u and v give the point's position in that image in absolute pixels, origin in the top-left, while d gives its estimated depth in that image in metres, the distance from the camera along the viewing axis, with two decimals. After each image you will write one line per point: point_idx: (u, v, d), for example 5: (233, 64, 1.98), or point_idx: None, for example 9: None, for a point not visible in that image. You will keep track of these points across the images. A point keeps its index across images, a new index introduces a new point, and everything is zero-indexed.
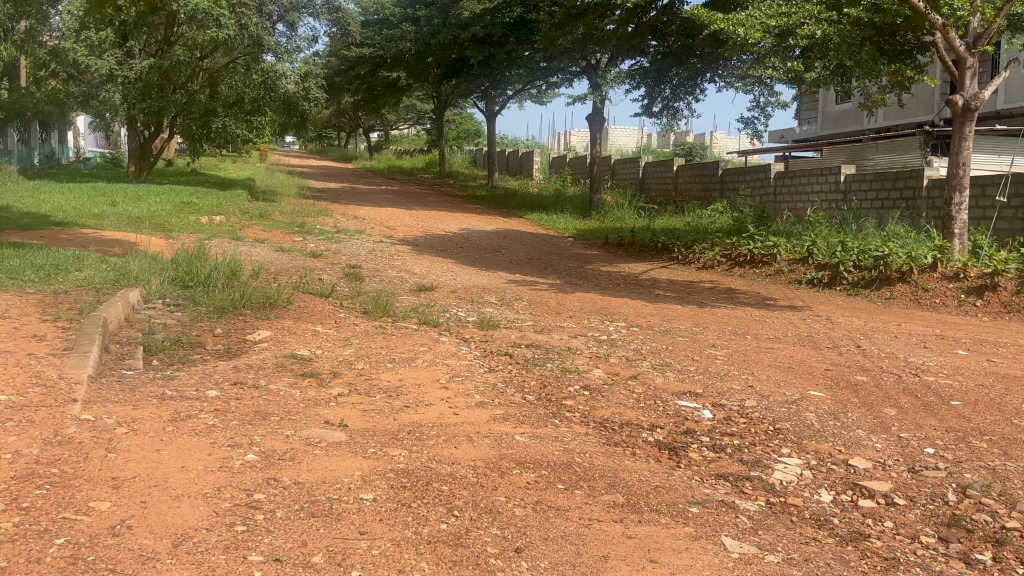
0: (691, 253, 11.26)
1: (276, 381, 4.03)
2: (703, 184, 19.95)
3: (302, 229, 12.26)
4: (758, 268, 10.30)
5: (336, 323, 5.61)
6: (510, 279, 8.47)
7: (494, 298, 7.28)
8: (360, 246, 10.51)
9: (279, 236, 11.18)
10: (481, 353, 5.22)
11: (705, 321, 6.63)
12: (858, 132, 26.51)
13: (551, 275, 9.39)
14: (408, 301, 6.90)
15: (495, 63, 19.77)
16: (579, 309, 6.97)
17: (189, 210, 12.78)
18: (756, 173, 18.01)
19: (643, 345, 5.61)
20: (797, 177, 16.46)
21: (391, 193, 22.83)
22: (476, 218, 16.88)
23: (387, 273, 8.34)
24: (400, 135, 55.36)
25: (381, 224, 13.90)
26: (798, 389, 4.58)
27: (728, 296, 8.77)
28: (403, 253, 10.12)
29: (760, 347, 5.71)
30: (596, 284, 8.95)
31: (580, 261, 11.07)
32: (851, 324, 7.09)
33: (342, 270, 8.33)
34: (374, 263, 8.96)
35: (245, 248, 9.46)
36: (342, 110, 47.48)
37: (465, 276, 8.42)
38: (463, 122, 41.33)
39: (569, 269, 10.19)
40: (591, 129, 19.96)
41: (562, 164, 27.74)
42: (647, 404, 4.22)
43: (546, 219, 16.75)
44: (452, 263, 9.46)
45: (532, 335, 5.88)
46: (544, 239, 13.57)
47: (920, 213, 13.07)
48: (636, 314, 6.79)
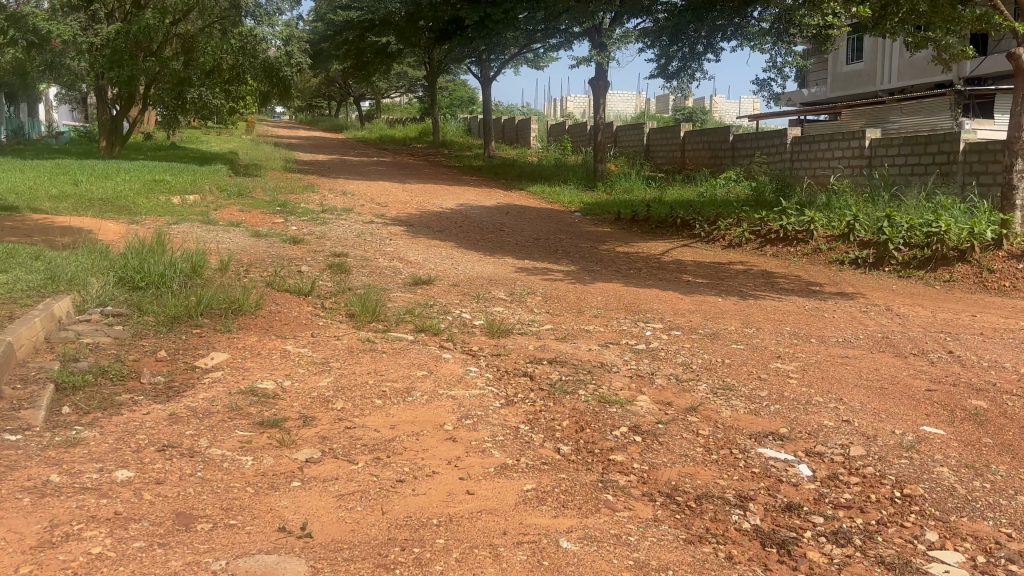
0: (714, 229, 10.16)
1: (220, 440, 2.97)
2: (713, 152, 18.83)
3: (284, 209, 11.15)
4: (792, 246, 9.22)
5: (312, 337, 4.55)
6: (518, 266, 7.41)
7: (503, 293, 6.23)
8: (347, 228, 9.45)
9: (257, 218, 10.10)
10: (494, 376, 4.17)
11: (755, 320, 5.58)
12: (871, 94, 25.38)
13: (563, 259, 8.33)
14: (401, 299, 5.85)
15: (490, 24, 18.53)
16: (604, 305, 5.92)
17: (160, 189, 11.67)
18: (771, 138, 16.87)
19: (693, 358, 4.56)
20: (817, 142, 15.35)
21: (383, 164, 21.67)
22: (473, 191, 15.76)
23: (378, 262, 7.28)
24: (392, 103, 53.90)
25: (371, 201, 12.80)
26: (907, 424, 3.53)
27: (765, 281, 7.74)
28: (395, 236, 9.04)
29: (832, 357, 4.66)
30: (615, 269, 7.90)
31: (592, 240, 10.00)
32: (924, 318, 6.05)
33: (325, 260, 7.26)
34: (363, 250, 7.90)
35: (217, 235, 8.39)
36: (331, 78, 46.06)
37: (467, 264, 7.38)
38: (456, 89, 39.97)
39: (580, 250, 9.13)
40: (593, 94, 18.76)
41: (561, 132, 26.54)
42: (721, 455, 3.18)
43: (549, 192, 15.62)
44: (451, 248, 8.41)
45: (552, 344, 4.83)
46: (549, 216, 12.48)
47: (957, 180, 12.00)
48: (672, 312, 5.74)
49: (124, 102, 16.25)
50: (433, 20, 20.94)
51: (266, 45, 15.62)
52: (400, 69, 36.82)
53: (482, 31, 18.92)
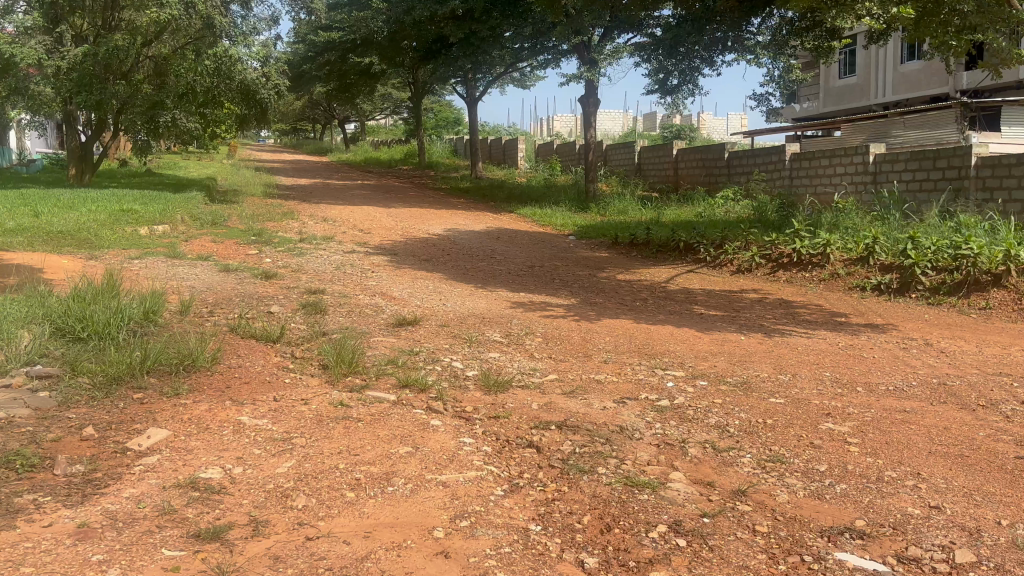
0: (720, 253, 9.51)
1: (138, 571, 2.24)
2: (708, 170, 18.26)
3: (259, 238, 10.43)
4: (806, 271, 8.57)
5: (276, 401, 3.82)
6: (513, 301, 6.71)
7: (498, 335, 5.53)
8: (325, 259, 8.74)
9: (229, 250, 9.38)
10: (494, 448, 3.46)
11: (788, 364, 4.89)
12: (866, 108, 24.96)
13: (562, 290, 7.64)
14: (384, 345, 5.14)
15: (476, 42, 17.96)
16: (613, 348, 5.22)
17: (127, 220, 10.95)
18: (768, 155, 16.30)
19: (728, 417, 3.86)
20: (817, 159, 14.80)
21: (368, 187, 21.00)
22: (462, 215, 15.08)
23: (358, 299, 6.56)
24: (376, 125, 53.37)
25: (353, 228, 12.10)
26: (1012, 512, 2.84)
27: (785, 312, 7.06)
28: (378, 267, 8.33)
29: (890, 413, 3.98)
30: (620, 301, 7.22)
31: (590, 268, 9.33)
32: (973, 356, 5.39)
33: (298, 298, 6.54)
34: (343, 284, 7.21)
35: (182, 271, 7.66)
36: (314, 100, 45.51)
37: (457, 300, 6.68)
38: (441, 110, 39.44)
39: (578, 279, 8.44)
40: (584, 113, 18.19)
41: (550, 151, 25.97)
42: (792, 569, 2.47)
43: (540, 214, 14.96)
44: (441, 280, 7.72)
45: (559, 401, 4.12)
46: (542, 240, 11.82)
47: (970, 196, 11.43)
48: (692, 354, 5.05)
49: (94, 127, 15.50)
50: (416, 39, 20.38)
51: (243, 65, 14.95)
52: (383, 91, 36.29)
53: (468, 49, 18.34)
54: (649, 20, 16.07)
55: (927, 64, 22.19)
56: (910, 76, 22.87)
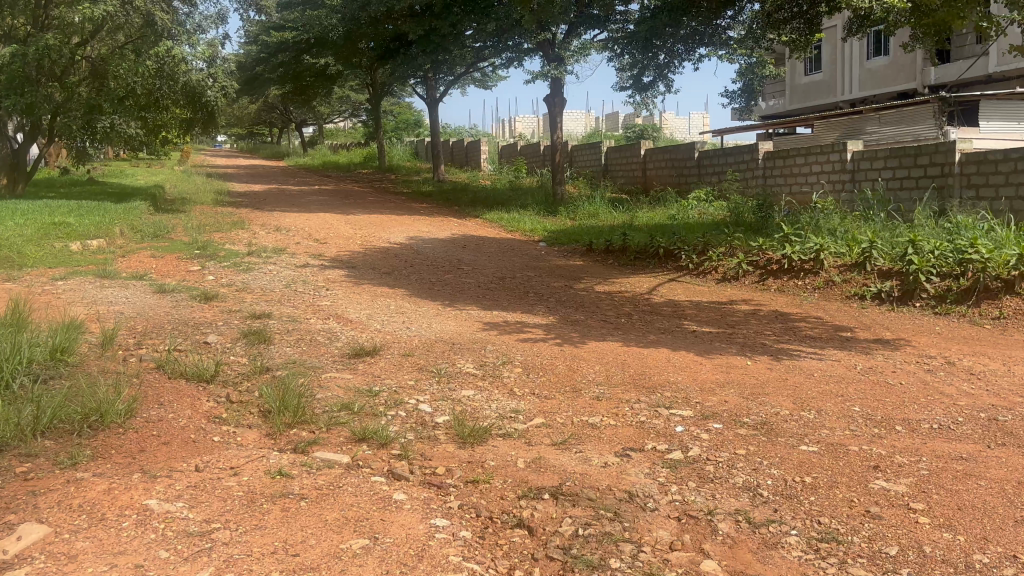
0: (702, 259, 8.89)
1: None
2: (678, 170, 17.70)
3: (203, 252, 9.59)
4: (798, 278, 7.97)
5: (197, 472, 3.05)
6: (485, 322, 5.98)
7: (471, 366, 4.80)
8: (275, 275, 7.95)
9: (168, 268, 8.53)
10: (474, 532, 2.73)
11: (809, 396, 4.22)
12: (832, 105, 24.67)
13: (537, 306, 6.94)
14: (337, 385, 4.37)
15: (437, 39, 17.19)
16: (605, 379, 4.52)
17: (58, 234, 10.03)
18: (740, 154, 15.77)
19: (758, 474, 3.17)
20: (792, 157, 14.32)
21: (325, 193, 20.15)
22: (424, 220, 14.32)
23: (309, 324, 5.81)
24: (335, 128, 52.28)
25: (307, 238, 11.30)
26: None
27: (783, 327, 6.42)
28: (333, 283, 7.56)
29: (948, 461, 3.31)
30: (602, 317, 6.54)
31: (566, 279, 8.63)
32: (1007, 378, 4.78)
33: (241, 323, 5.77)
34: (293, 306, 6.42)
35: (110, 293, 6.81)
36: (270, 104, 44.35)
37: (423, 322, 5.93)
38: (401, 112, 38.56)
39: (553, 292, 7.75)
40: (549, 112, 17.52)
41: (513, 153, 25.32)
42: None
43: (507, 219, 14.27)
44: (403, 297, 6.97)
45: (549, 456, 3.40)
46: (512, 248, 11.12)
47: (955, 194, 10.96)
48: (696, 387, 4.36)
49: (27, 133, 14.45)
50: (373, 38, 19.55)
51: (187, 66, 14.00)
52: (341, 94, 35.33)
53: (428, 47, 17.56)
54: (616, 16, 15.44)
55: (893, 60, 21.94)
56: (876, 72, 22.62)
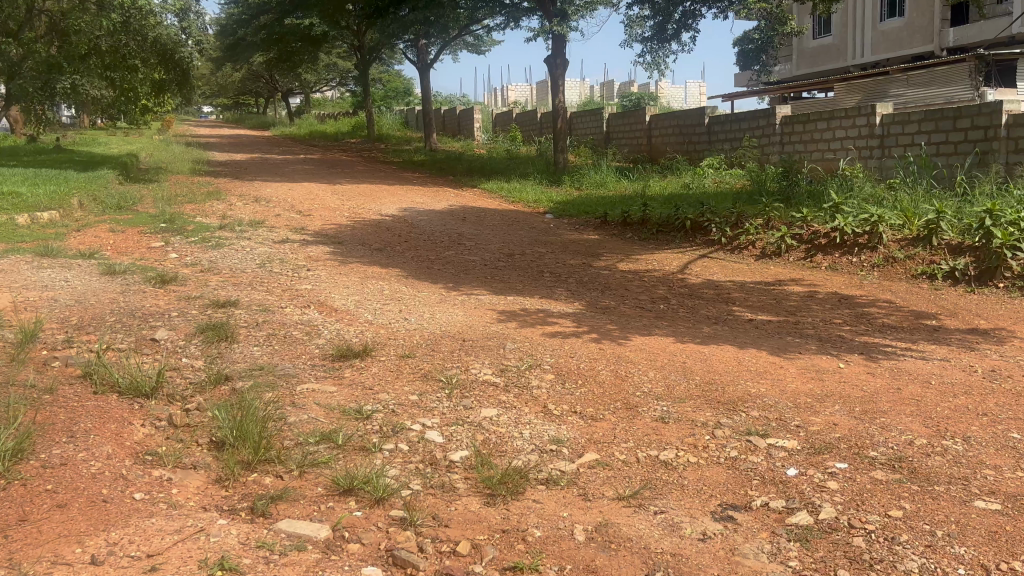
0: (736, 231, 7.86)
1: None
2: (685, 137, 16.63)
3: (169, 226, 8.47)
4: (851, 253, 6.95)
5: (94, 568, 2.00)
6: (498, 310, 4.92)
7: (489, 372, 3.75)
8: (248, 252, 6.87)
9: (126, 245, 7.41)
10: None
11: (942, 416, 3.19)
12: (842, 70, 23.57)
13: (556, 289, 5.90)
14: (315, 403, 3.31)
15: None
16: (665, 390, 3.48)
17: (4, 205, 8.87)
18: (754, 118, 14.70)
19: (937, 557, 2.13)
20: (815, 121, 13.28)
21: (310, 162, 18.99)
22: (416, 190, 13.22)
23: (283, 314, 4.73)
24: (322, 98, 50.82)
25: (288, 210, 10.18)
26: None
27: (852, 313, 5.37)
28: (314, 262, 6.48)
29: None
30: (635, 303, 5.49)
31: (582, 255, 7.57)
32: None
33: (200, 314, 4.70)
34: (267, 292, 5.34)
35: (47, 274, 5.69)
36: (255, 72, 42.88)
37: (423, 312, 4.86)
38: (390, 80, 37.18)
39: (571, 272, 6.71)
40: (549, 75, 16.36)
41: (508, 120, 24.17)
42: None
43: (507, 188, 13.19)
44: (398, 279, 5.89)
45: (619, 521, 2.36)
46: (515, 220, 10.05)
47: (1004, 159, 9.94)
48: (789, 403, 3.31)
49: None
50: None
51: (156, 19, 12.70)
52: (328, 60, 33.92)
53: (420, 3, 16.28)
54: None
55: (910, 21, 20.82)
56: (890, 34, 21.51)
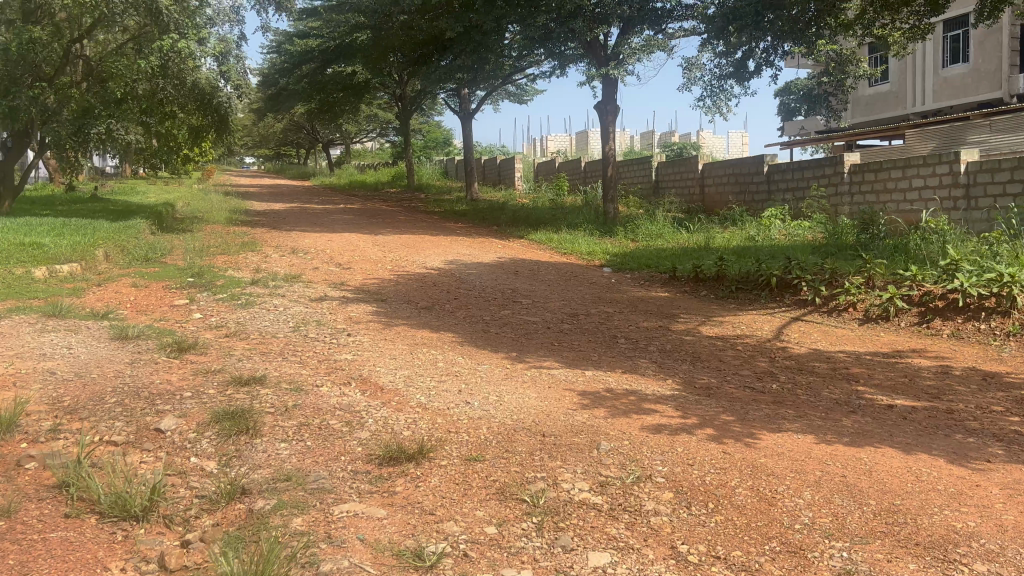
0: (830, 290, 6.90)
1: None
2: (741, 186, 15.75)
3: (196, 281, 7.73)
4: (975, 318, 5.97)
5: None
6: (579, 392, 4.01)
7: (587, 487, 2.85)
8: (279, 312, 6.06)
9: (147, 303, 6.66)
10: None
11: None
12: (901, 118, 22.60)
13: (639, 360, 4.99)
14: (358, 538, 2.42)
15: (478, 37, 15.32)
16: (835, 523, 2.55)
17: (23, 257, 8.21)
18: (820, 167, 13.79)
19: None
20: (889, 169, 12.34)
21: (350, 212, 18.41)
22: (461, 241, 12.45)
23: (316, 395, 3.87)
24: (362, 149, 50.90)
25: (325, 263, 9.43)
26: None
27: (1010, 396, 4.39)
28: (354, 324, 5.65)
29: None
30: (739, 381, 4.55)
31: (656, 316, 6.67)
32: None
33: (217, 394, 3.87)
34: (299, 364, 4.49)
35: (48, 339, 4.91)
36: (296, 123, 43.00)
37: (488, 392, 3.96)
38: (430, 130, 36.92)
39: (649, 338, 5.80)
40: (600, 121, 15.62)
41: (551, 170, 23.53)
42: None
43: (558, 239, 12.39)
44: (453, 347, 5.02)
45: None
46: (572, 273, 9.20)
47: None
48: (1019, 550, 2.36)
49: (14, 140, 12.74)
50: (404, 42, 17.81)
51: (195, 62, 12.15)
52: (369, 110, 33.79)
53: (467, 47, 15.66)
54: (675, 11, 13.62)
55: (975, 66, 19.87)
56: (954, 80, 20.57)
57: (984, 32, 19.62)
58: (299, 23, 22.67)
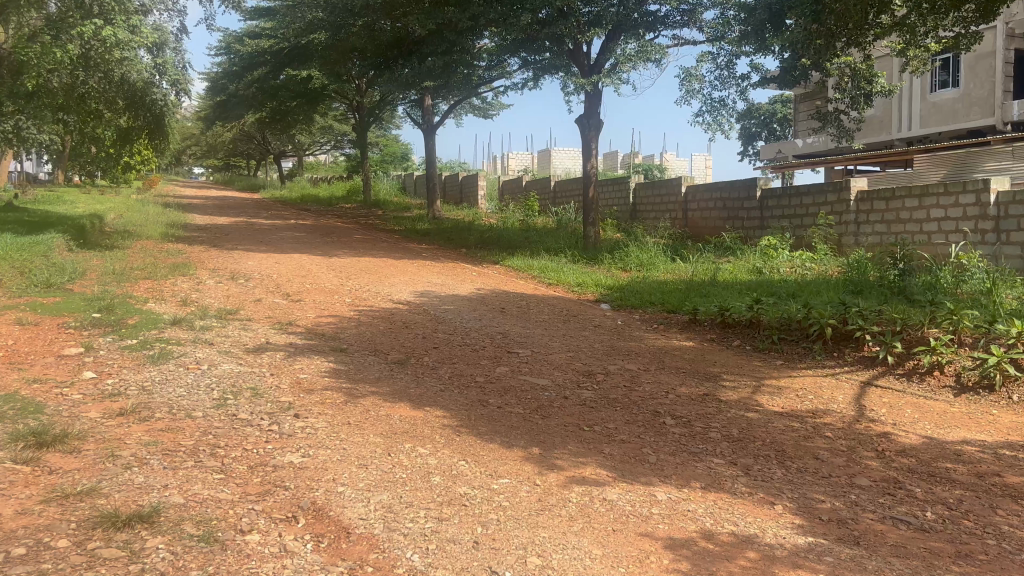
0: (906, 350, 5.53)
1: None
2: (731, 213, 14.49)
3: (103, 318, 6.08)
4: None
5: None
6: (663, 542, 2.52)
7: None
8: (201, 373, 4.46)
9: (26, 353, 4.99)
10: None
11: None
12: (886, 143, 21.65)
13: (712, 464, 3.51)
14: None
15: (451, 36, 13.90)
16: None
17: None
18: (822, 193, 12.59)
19: None
20: (906, 197, 11.13)
21: (302, 229, 16.73)
22: (428, 267, 10.93)
23: (241, 559, 2.32)
24: (317, 162, 49.07)
25: (271, 294, 7.83)
26: None
27: None
28: (299, 395, 4.09)
29: None
30: (873, 506, 3.11)
31: (695, 380, 5.22)
32: None
33: (68, 551, 2.29)
34: (219, 480, 2.92)
35: None
36: (248, 133, 41.16)
37: (521, 546, 2.45)
38: (389, 144, 35.36)
39: (700, 419, 4.33)
40: (580, 137, 14.21)
41: (518, 189, 22.12)
42: None
43: (539, 267, 10.96)
44: (448, 439, 3.49)
45: None
46: (566, 311, 7.74)
47: None
48: None
49: None
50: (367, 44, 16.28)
51: (123, 53, 10.16)
52: (324, 123, 32.14)
53: (439, 48, 14.21)
54: (670, 17, 12.42)
55: (965, 92, 18.97)
56: (942, 106, 19.65)
57: (975, 56, 18.74)
58: (251, 23, 21.02)
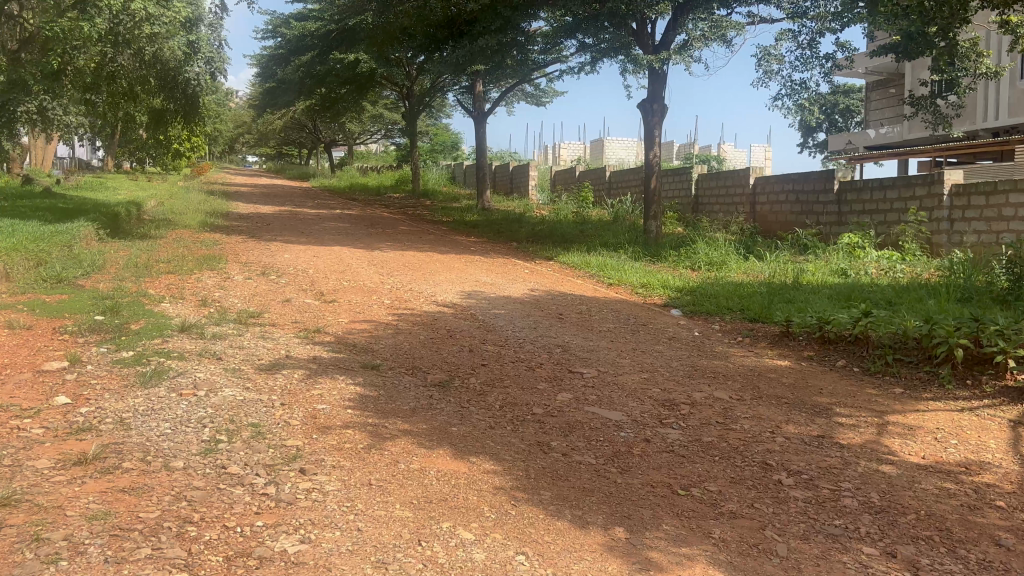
0: None
1: None
2: (804, 207, 13.31)
3: (106, 322, 5.28)
4: None
5: None
6: None
7: None
8: (197, 402, 3.60)
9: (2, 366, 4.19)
10: None
11: None
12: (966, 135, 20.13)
13: (863, 559, 2.54)
14: None
15: (506, 13, 12.96)
16: None
17: None
18: (909, 186, 11.37)
19: None
20: (1011, 191, 9.89)
21: (347, 219, 15.99)
22: (477, 263, 10.04)
23: None
24: (368, 151, 48.56)
25: (301, 293, 7.00)
26: None
27: None
28: (311, 436, 3.21)
29: None
30: None
31: (804, 417, 4.23)
32: None
33: None
34: None
35: None
36: (299, 121, 40.77)
37: None
38: (438, 133, 34.58)
39: (823, 475, 3.36)
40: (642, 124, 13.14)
41: (571, 179, 21.13)
42: None
43: (597, 265, 9.99)
44: (501, 514, 2.58)
45: None
46: (633, 319, 6.76)
47: None
48: None
49: None
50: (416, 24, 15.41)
51: (152, 29, 9.48)
52: (374, 111, 31.50)
53: (493, 26, 13.27)
54: None
55: None
56: None
57: None
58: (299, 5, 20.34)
